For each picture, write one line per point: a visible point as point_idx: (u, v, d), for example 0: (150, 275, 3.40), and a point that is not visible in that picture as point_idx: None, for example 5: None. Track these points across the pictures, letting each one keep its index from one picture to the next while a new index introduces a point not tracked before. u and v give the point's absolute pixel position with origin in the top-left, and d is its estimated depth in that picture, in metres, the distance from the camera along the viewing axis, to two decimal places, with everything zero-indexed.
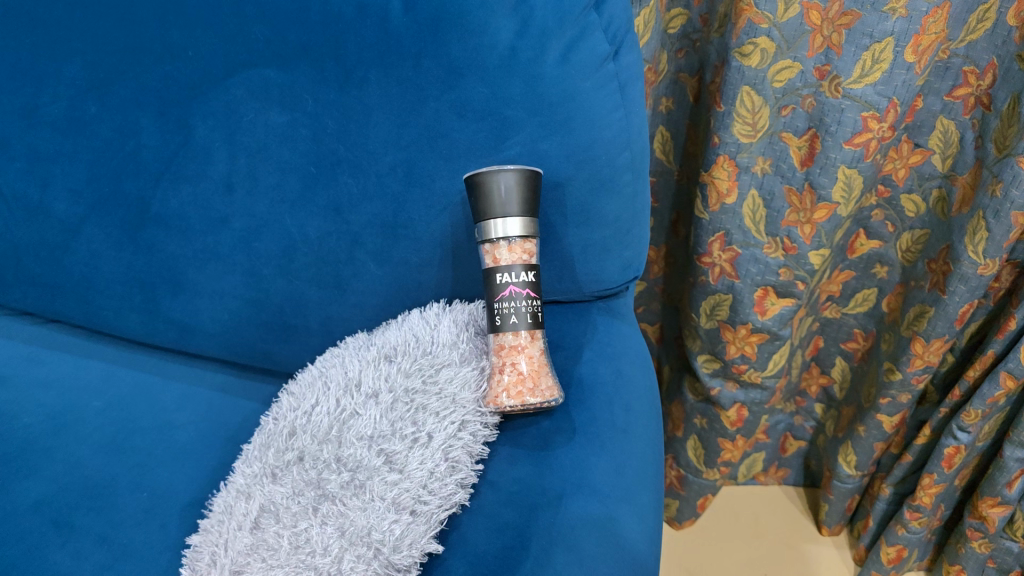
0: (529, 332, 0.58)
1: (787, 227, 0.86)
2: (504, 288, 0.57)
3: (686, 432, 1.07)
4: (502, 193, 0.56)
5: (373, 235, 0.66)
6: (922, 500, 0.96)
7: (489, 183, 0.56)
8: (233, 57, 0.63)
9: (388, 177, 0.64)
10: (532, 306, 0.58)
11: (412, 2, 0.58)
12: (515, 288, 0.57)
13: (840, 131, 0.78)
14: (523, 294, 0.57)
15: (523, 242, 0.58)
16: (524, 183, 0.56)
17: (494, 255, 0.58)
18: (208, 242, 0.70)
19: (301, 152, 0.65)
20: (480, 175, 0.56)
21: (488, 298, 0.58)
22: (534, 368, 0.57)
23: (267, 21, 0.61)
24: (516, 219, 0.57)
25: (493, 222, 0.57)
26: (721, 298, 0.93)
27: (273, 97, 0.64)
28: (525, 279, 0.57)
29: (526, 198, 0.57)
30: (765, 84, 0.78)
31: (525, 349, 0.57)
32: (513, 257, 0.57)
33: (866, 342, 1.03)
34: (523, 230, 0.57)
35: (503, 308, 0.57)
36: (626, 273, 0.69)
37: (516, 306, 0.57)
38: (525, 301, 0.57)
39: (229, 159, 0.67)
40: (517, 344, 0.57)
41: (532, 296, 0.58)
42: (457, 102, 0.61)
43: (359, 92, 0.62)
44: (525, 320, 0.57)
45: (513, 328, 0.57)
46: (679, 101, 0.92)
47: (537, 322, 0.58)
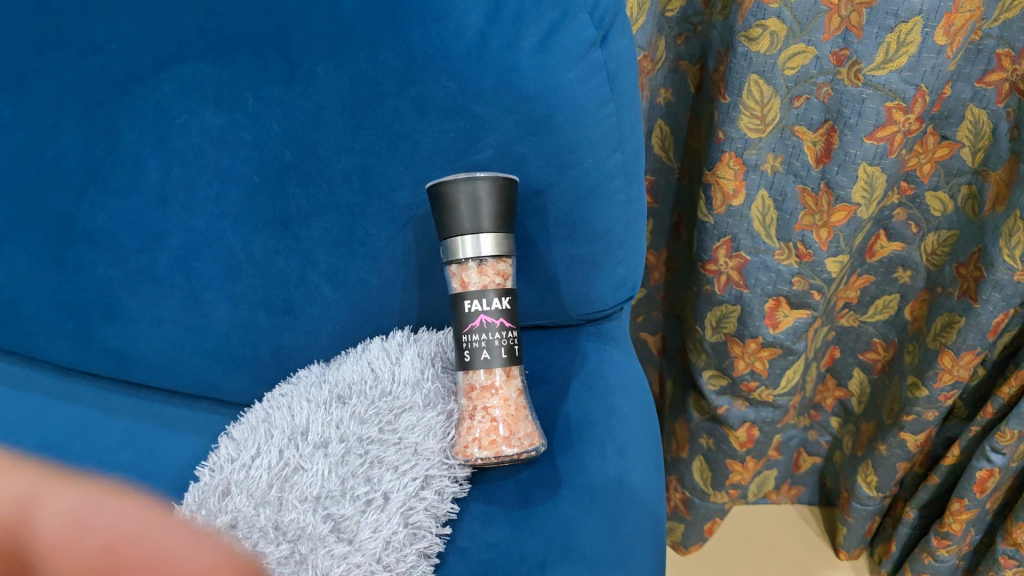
0: (506, 370, 0.49)
1: (800, 231, 0.77)
2: (473, 317, 0.49)
3: (691, 453, 0.98)
4: (472, 204, 0.48)
5: (327, 252, 0.58)
6: (951, 526, 0.88)
7: (453, 195, 0.48)
8: (164, 51, 0.55)
9: (342, 187, 0.56)
10: (512, 337, 0.49)
11: None
12: (487, 317, 0.48)
13: (860, 124, 0.69)
14: (496, 325, 0.49)
15: (498, 263, 0.50)
16: (496, 194, 0.48)
17: (463, 279, 0.49)
18: (143, 263, 0.62)
19: (242, 159, 0.57)
20: (443, 184, 0.48)
21: (456, 328, 0.50)
22: (511, 413, 0.49)
23: (201, 8, 0.53)
24: (488, 236, 0.49)
25: (461, 240, 0.48)
26: (728, 310, 0.84)
27: (208, 95, 0.56)
28: (498, 307, 0.49)
29: (499, 211, 0.49)
30: (775, 72, 0.70)
31: (500, 389, 0.49)
32: (484, 281, 0.49)
33: (887, 353, 0.95)
34: (497, 249, 0.49)
35: (472, 341, 0.49)
36: (619, 293, 0.60)
37: (491, 339, 0.48)
38: (503, 331, 0.49)
39: (162, 168, 0.58)
40: (490, 384, 0.49)
41: (508, 326, 0.49)
42: (418, 98, 0.52)
43: (306, 88, 0.53)
44: (503, 353, 0.49)
45: (485, 365, 0.49)
46: (678, 92, 0.84)
47: (516, 357, 0.49)
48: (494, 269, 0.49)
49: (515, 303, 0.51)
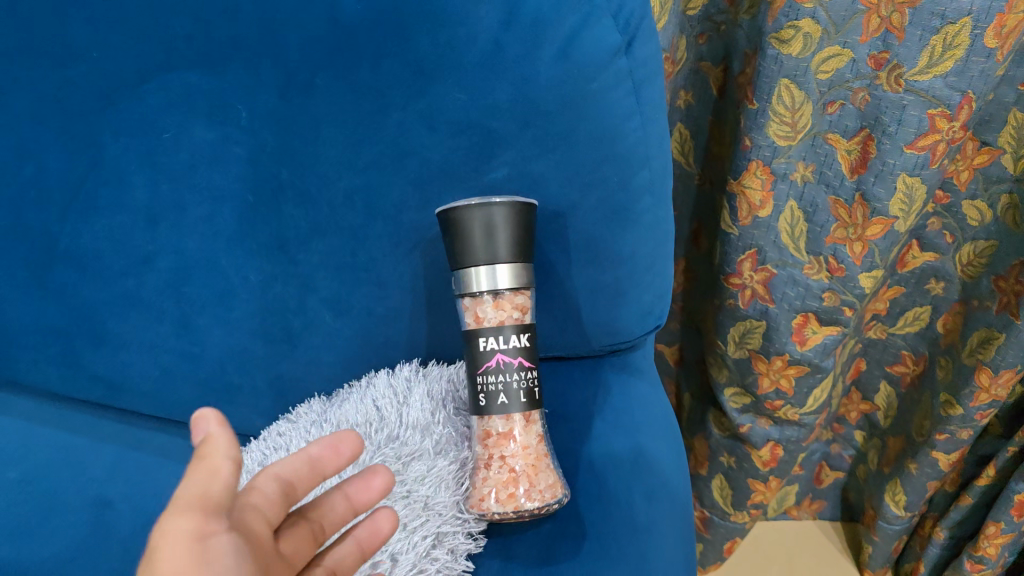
0: (524, 415, 0.45)
1: (832, 245, 0.72)
2: (489, 357, 0.44)
3: (710, 470, 0.94)
4: (487, 233, 0.43)
5: (328, 277, 0.53)
6: (986, 550, 0.84)
7: (465, 222, 0.43)
8: (148, 58, 0.50)
9: (344, 208, 0.51)
10: (531, 378, 0.45)
11: None
12: (504, 356, 0.44)
13: (900, 133, 0.64)
14: (514, 364, 0.44)
15: (516, 296, 0.45)
16: (514, 221, 0.44)
17: (477, 313, 0.45)
18: (129, 287, 0.56)
19: (234, 176, 0.52)
20: (454, 210, 0.43)
21: (468, 367, 0.46)
22: (533, 463, 0.45)
23: (189, 11, 0.48)
24: (505, 267, 0.44)
25: (475, 272, 0.44)
26: (753, 325, 0.79)
27: (197, 107, 0.51)
28: (516, 345, 0.44)
29: (517, 240, 0.44)
30: (808, 76, 0.65)
31: (518, 436, 0.45)
32: (500, 316, 0.45)
33: (916, 367, 0.90)
34: (515, 281, 0.45)
35: (488, 383, 0.44)
36: (645, 322, 0.55)
37: (508, 381, 0.44)
38: (522, 372, 0.45)
39: (149, 185, 0.54)
40: (508, 431, 0.45)
41: (527, 366, 0.45)
42: (427, 111, 0.48)
43: (304, 99, 0.49)
44: (522, 396, 0.45)
45: (503, 410, 0.45)
46: (699, 94, 0.79)
47: (536, 400, 0.45)
48: (512, 304, 0.44)
49: (535, 339, 0.47)
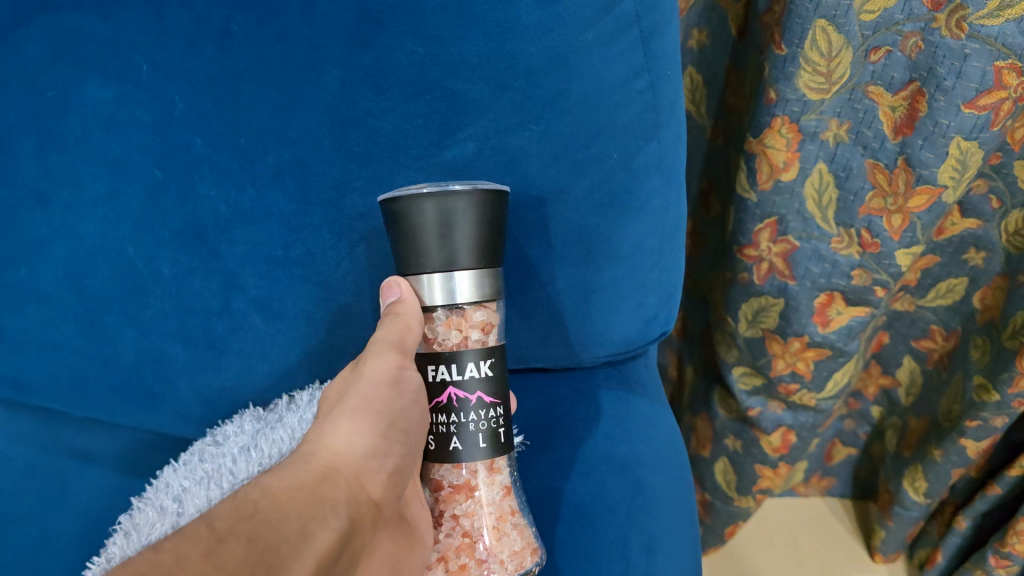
0: (487, 460, 0.38)
1: (866, 216, 0.62)
2: (440, 391, 0.37)
3: (714, 453, 0.85)
4: (442, 229, 0.34)
5: (257, 273, 0.43)
6: (1014, 548, 0.76)
7: (411, 216, 0.34)
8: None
9: (275, 190, 0.41)
10: (496, 416, 0.37)
11: None
12: (457, 391, 0.37)
13: (958, 88, 0.53)
14: (472, 400, 0.37)
15: (477, 312, 0.37)
16: (475, 215, 0.35)
17: (427, 333, 0.38)
18: (23, 276, 0.46)
19: (138, 147, 0.42)
20: (396, 201, 0.35)
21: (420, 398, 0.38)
22: (500, 531, 0.39)
23: None
24: (464, 275, 0.36)
25: (425, 283, 0.36)
26: (769, 302, 0.69)
27: (89, 57, 0.41)
28: (475, 376, 0.37)
29: (479, 239, 0.35)
30: (849, 17, 0.54)
31: (480, 492, 0.39)
32: (457, 337, 0.37)
33: (947, 342, 0.81)
34: (476, 294, 0.36)
35: (439, 423, 0.37)
36: (649, 332, 0.45)
37: (464, 422, 0.37)
38: (482, 411, 0.37)
39: (37, 156, 0.43)
40: (466, 483, 0.39)
41: (489, 401, 0.37)
42: (372, 69, 0.39)
43: (219, 52, 0.39)
44: (483, 441, 0.37)
45: (460, 457, 0.37)
46: (716, 34, 0.68)
47: (501, 445, 0.38)
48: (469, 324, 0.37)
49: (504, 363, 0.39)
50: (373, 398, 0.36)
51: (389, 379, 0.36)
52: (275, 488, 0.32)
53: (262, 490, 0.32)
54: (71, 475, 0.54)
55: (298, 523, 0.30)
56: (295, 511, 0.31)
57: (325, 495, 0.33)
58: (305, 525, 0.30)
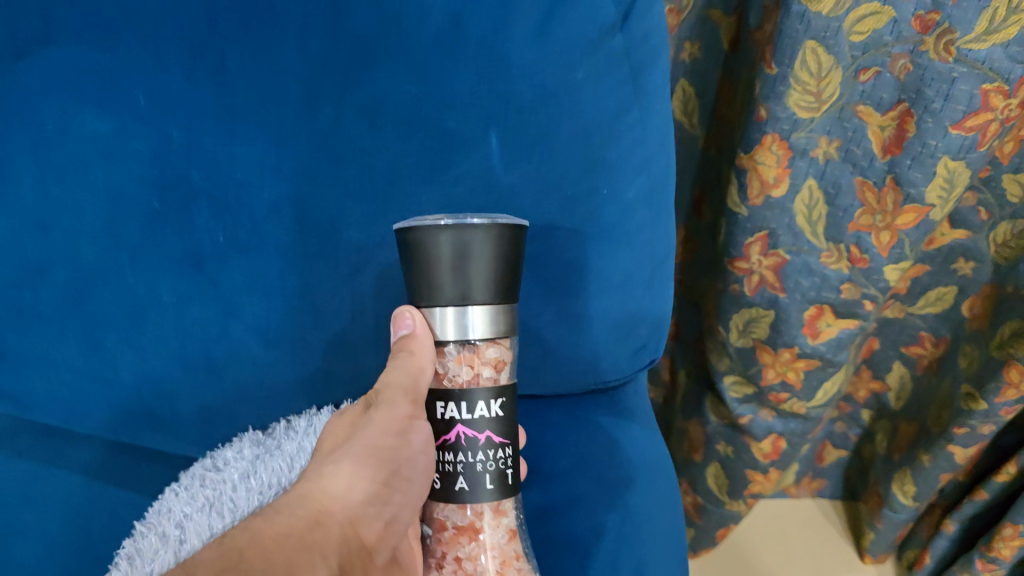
0: (494, 502, 0.39)
1: (856, 232, 0.63)
2: (450, 428, 0.38)
3: (705, 457, 0.86)
4: (458, 261, 0.35)
5: (253, 301, 0.44)
6: (1000, 552, 0.78)
7: (428, 248, 0.35)
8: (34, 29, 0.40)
9: (270, 222, 0.42)
10: (503, 457, 0.38)
11: None
12: (467, 429, 0.37)
13: (946, 110, 0.55)
14: (481, 439, 0.37)
15: (489, 348, 0.38)
16: (491, 250, 0.35)
17: (438, 367, 0.38)
18: (27, 300, 0.47)
19: (136, 178, 0.42)
20: (412, 232, 0.35)
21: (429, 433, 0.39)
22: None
23: None
24: (478, 308, 0.36)
25: (440, 315, 0.37)
26: (759, 313, 0.70)
27: (86, 89, 0.41)
28: (484, 414, 0.37)
29: (495, 271, 0.36)
30: (839, 39, 0.55)
31: (484, 535, 0.39)
32: (469, 374, 0.38)
33: (936, 349, 0.82)
34: (488, 329, 0.37)
35: (449, 461, 0.38)
36: (639, 359, 0.47)
37: (472, 461, 0.37)
38: (490, 451, 0.38)
39: (37, 184, 0.43)
40: (470, 526, 0.39)
41: (498, 440, 0.38)
42: (367, 106, 0.40)
43: (215, 86, 0.40)
44: (490, 481, 0.38)
45: (467, 496, 0.38)
46: (709, 47, 0.68)
47: (507, 487, 0.39)
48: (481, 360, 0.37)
49: (514, 401, 0.40)
50: (380, 445, 0.38)
51: (398, 428, 0.38)
52: (263, 534, 0.32)
53: (251, 536, 0.32)
54: (75, 493, 0.56)
55: (287, 569, 0.31)
56: (283, 558, 0.31)
57: (313, 541, 0.33)
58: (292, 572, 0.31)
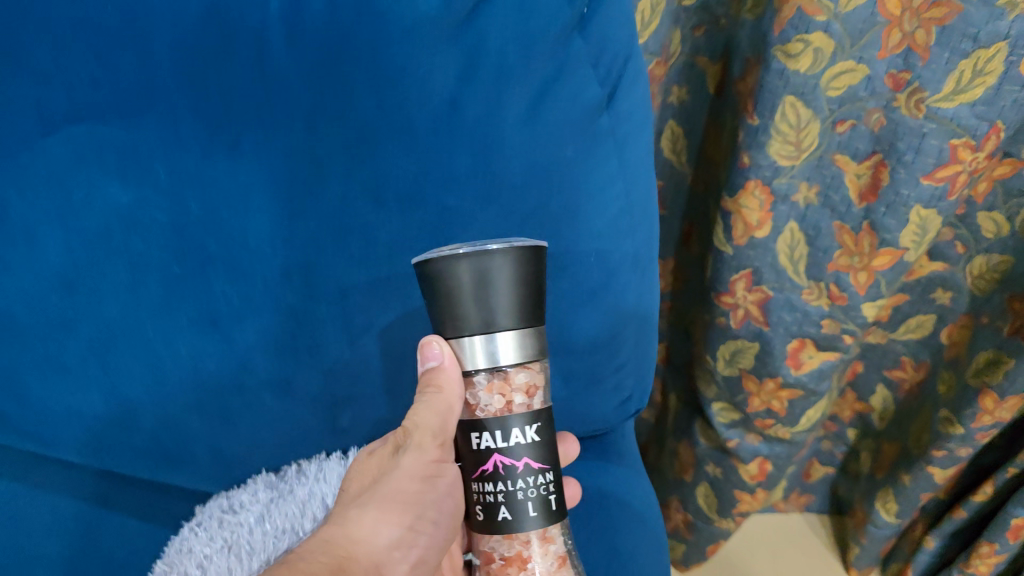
0: (539, 528, 0.41)
1: (834, 272, 0.67)
2: (489, 459, 0.40)
3: (696, 477, 0.89)
4: (481, 288, 0.37)
5: (267, 356, 0.48)
6: (978, 568, 0.82)
7: (453, 277, 0.37)
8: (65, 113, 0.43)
9: (282, 286, 0.46)
10: (544, 484, 0.40)
11: (296, 35, 0.41)
12: (505, 458, 0.39)
13: (918, 162, 0.58)
14: (520, 466, 0.39)
15: (518, 375, 0.40)
16: (513, 273, 0.37)
17: (470, 398, 0.40)
18: (50, 351, 0.49)
19: (157, 245, 0.46)
20: (436, 263, 0.37)
21: (467, 468, 0.41)
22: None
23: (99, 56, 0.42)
24: (506, 331, 0.38)
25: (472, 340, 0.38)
26: (744, 345, 0.73)
27: (110, 162, 0.44)
28: (521, 440, 0.40)
29: (517, 292, 0.38)
30: (817, 94, 0.58)
31: (533, 563, 0.41)
32: (500, 401, 0.40)
33: (917, 373, 0.85)
34: (518, 353, 0.39)
35: (490, 490, 0.40)
36: (623, 410, 0.52)
37: (512, 490, 0.40)
38: (531, 478, 0.40)
39: (63, 248, 0.46)
40: (518, 555, 0.41)
41: (537, 465, 0.40)
42: (371, 183, 0.43)
43: (230, 163, 0.43)
44: (534, 508, 0.40)
45: (513, 521, 0.40)
46: (696, 91, 0.71)
47: (552, 513, 0.41)
48: (512, 388, 0.39)
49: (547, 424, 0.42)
50: (407, 490, 0.42)
51: (426, 473, 0.43)
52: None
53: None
54: (94, 523, 0.59)
55: None
56: None
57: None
58: None
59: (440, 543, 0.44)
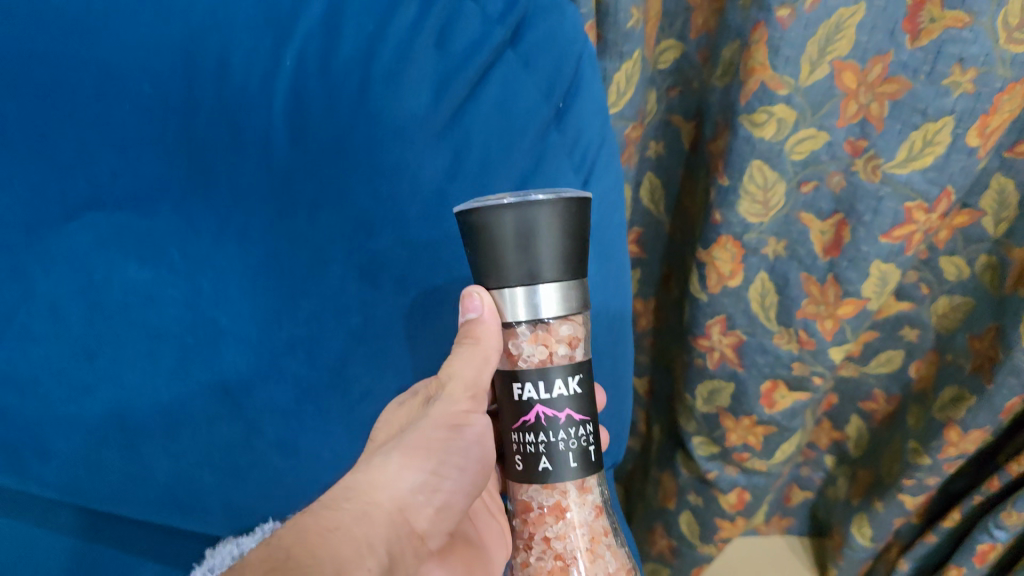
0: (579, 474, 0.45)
1: (803, 319, 0.70)
2: (530, 408, 0.44)
3: (677, 505, 0.93)
4: (525, 238, 0.41)
5: (275, 420, 0.54)
6: None
7: (498, 226, 0.41)
8: (79, 198, 0.50)
9: (287, 358, 0.53)
10: (584, 435, 0.45)
11: (299, 138, 0.51)
12: (546, 407, 0.44)
13: (876, 223, 0.62)
14: (560, 417, 0.44)
15: (560, 326, 0.45)
16: (556, 226, 0.41)
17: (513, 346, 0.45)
18: (71, 412, 0.53)
19: (173, 318, 0.53)
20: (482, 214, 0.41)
21: (510, 420, 0.45)
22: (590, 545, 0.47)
23: (121, 146, 0.50)
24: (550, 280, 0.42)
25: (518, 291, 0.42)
26: (720, 385, 0.78)
27: (129, 247, 0.52)
28: (562, 389, 0.44)
29: (560, 239, 0.41)
30: (782, 158, 0.62)
31: (570, 518, 0.46)
32: (542, 350, 0.44)
33: (888, 405, 0.89)
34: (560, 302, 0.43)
35: (533, 439, 0.44)
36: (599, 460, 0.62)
37: (553, 438, 0.44)
38: (571, 429, 0.44)
39: (85, 320, 0.52)
40: (556, 510, 0.46)
41: (576, 417, 0.44)
42: (365, 268, 0.52)
43: (239, 245, 0.52)
44: (573, 459, 0.44)
45: (553, 468, 0.44)
46: (671, 145, 0.77)
47: (590, 464, 0.45)
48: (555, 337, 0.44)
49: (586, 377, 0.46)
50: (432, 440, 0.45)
51: (455, 421, 0.46)
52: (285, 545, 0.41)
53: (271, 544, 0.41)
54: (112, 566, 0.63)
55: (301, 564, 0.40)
56: None
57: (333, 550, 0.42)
58: None
59: (463, 489, 0.47)
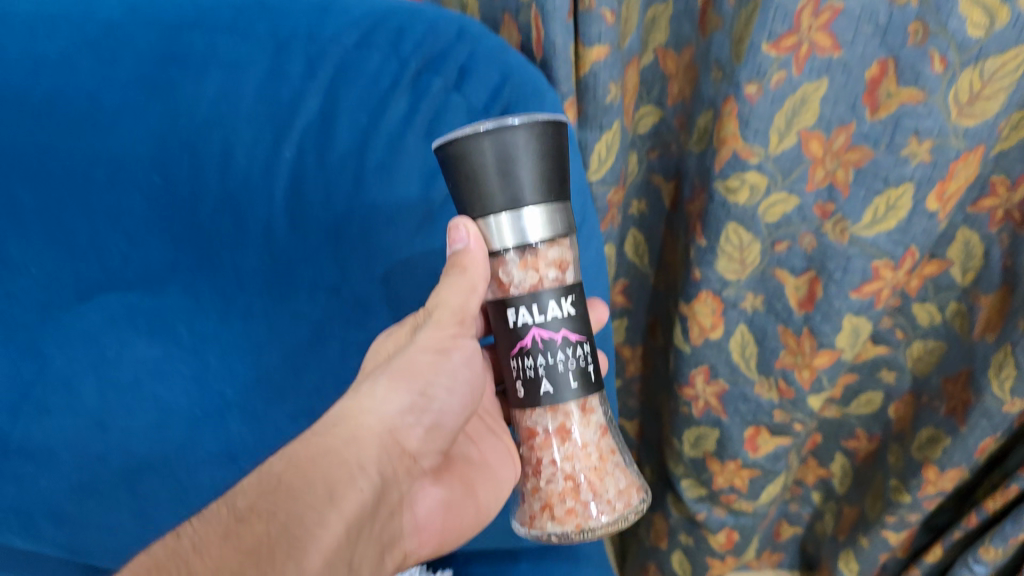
0: (578, 397, 0.52)
1: (781, 368, 0.75)
2: (526, 333, 0.50)
3: (670, 545, 0.98)
4: (503, 163, 0.46)
5: (348, 364, 0.68)
6: None
7: (474, 155, 0.46)
8: (88, 274, 0.71)
9: (335, 314, 0.67)
10: (580, 357, 0.51)
11: (325, 155, 0.63)
12: (542, 331, 0.50)
13: (846, 280, 0.65)
14: (556, 338, 0.50)
15: (549, 251, 0.50)
16: (534, 146, 0.46)
17: (503, 276, 0.51)
18: (202, 357, 0.73)
19: (267, 313, 0.69)
20: (460, 144, 0.46)
21: (507, 349, 0.51)
22: (596, 464, 0.53)
23: (224, 197, 0.65)
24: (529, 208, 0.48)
25: (502, 219, 0.48)
26: (706, 430, 0.83)
27: (232, 276, 0.69)
28: (556, 313, 0.50)
29: (538, 162, 0.47)
30: (755, 221, 0.66)
31: (575, 431, 0.53)
32: (532, 276, 0.50)
33: (870, 444, 0.88)
34: (539, 228, 0.48)
35: (531, 358, 0.50)
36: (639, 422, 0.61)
37: (552, 362, 0.50)
38: (568, 351, 0.50)
39: (207, 328, 0.72)
40: (558, 427, 0.53)
41: (568, 338, 0.50)
42: (389, 272, 0.64)
43: (296, 251, 0.65)
44: (572, 379, 0.51)
45: (554, 381, 0.50)
46: (652, 204, 0.85)
47: (587, 383, 0.51)
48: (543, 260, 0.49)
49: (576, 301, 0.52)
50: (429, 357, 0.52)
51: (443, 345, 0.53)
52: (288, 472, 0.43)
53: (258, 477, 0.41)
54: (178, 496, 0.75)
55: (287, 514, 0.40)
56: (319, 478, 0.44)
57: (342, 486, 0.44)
58: (332, 493, 0.44)
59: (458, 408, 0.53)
